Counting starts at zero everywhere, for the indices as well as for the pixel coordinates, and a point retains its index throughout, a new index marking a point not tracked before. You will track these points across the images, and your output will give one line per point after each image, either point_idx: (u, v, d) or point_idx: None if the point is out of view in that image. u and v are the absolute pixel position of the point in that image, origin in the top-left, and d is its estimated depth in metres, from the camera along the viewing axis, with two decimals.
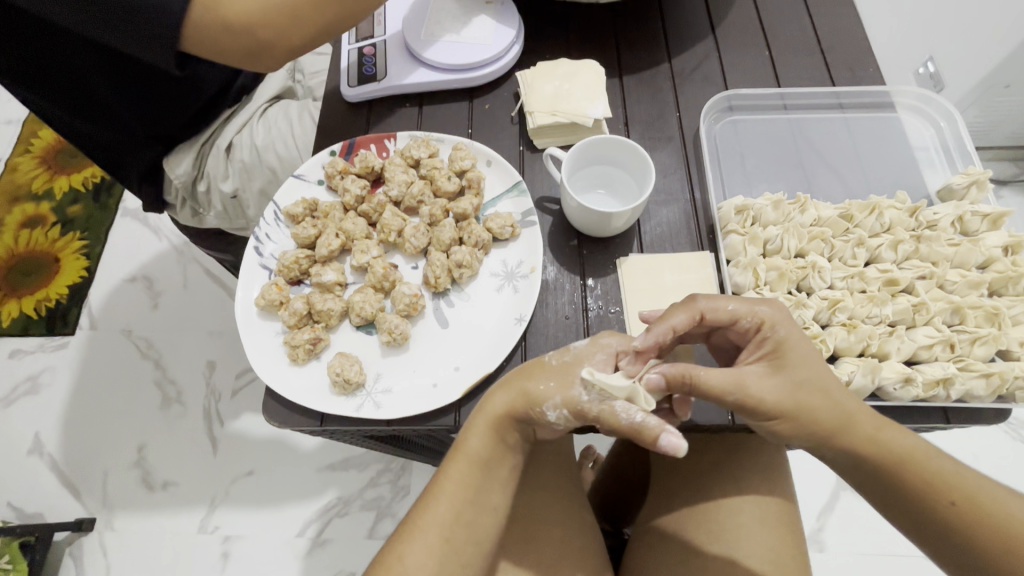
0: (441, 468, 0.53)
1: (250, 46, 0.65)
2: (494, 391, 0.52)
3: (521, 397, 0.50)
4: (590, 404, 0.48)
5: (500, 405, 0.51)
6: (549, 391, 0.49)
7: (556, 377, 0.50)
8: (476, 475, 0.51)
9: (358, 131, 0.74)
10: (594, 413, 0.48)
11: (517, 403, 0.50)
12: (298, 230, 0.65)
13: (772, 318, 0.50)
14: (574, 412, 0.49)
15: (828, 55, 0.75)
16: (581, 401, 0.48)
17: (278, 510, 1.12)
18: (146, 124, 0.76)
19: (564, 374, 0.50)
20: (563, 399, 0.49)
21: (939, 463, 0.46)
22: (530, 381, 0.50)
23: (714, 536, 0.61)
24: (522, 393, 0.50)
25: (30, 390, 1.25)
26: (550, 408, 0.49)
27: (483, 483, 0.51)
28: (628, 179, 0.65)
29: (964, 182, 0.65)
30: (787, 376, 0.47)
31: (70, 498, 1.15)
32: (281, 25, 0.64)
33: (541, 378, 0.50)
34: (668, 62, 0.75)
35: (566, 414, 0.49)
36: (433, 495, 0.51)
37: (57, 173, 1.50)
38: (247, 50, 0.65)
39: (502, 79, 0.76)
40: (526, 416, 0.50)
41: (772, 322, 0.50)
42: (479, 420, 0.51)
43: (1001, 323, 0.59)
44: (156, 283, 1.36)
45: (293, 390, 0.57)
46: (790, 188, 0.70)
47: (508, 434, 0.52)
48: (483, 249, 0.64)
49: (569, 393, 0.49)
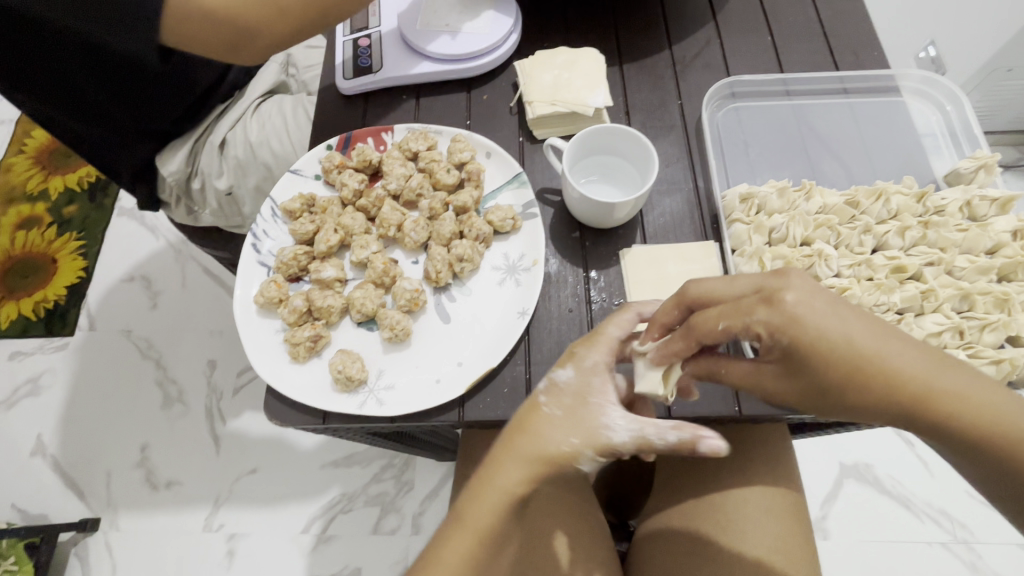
0: (444, 537, 0.48)
1: (229, 39, 0.63)
2: (501, 466, 0.47)
3: (541, 463, 0.46)
4: (624, 443, 0.45)
5: (516, 478, 0.47)
6: (574, 450, 0.45)
7: (574, 432, 0.46)
8: (486, 545, 0.47)
9: (355, 124, 0.73)
10: (629, 450, 0.45)
11: (536, 470, 0.46)
12: (296, 226, 0.64)
13: (776, 324, 0.41)
14: (606, 455, 0.45)
15: (831, 39, 0.73)
16: (613, 442, 0.45)
17: (282, 508, 1.12)
18: (137, 121, 0.75)
19: (581, 425, 0.46)
20: (593, 449, 0.45)
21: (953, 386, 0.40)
22: (546, 444, 0.46)
23: (721, 527, 0.61)
24: (538, 457, 0.46)
25: (31, 391, 1.24)
26: (583, 461, 0.46)
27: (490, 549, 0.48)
28: (628, 167, 0.64)
29: (971, 166, 0.64)
30: (809, 380, 0.43)
31: (74, 499, 1.15)
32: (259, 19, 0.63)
33: (559, 436, 0.46)
34: (668, 50, 0.74)
35: (599, 460, 0.45)
36: (436, 563, 0.47)
37: (52, 173, 1.48)
38: (229, 42, 0.64)
39: (500, 69, 0.74)
40: (552, 473, 0.47)
41: (774, 329, 0.41)
42: (490, 494, 0.47)
43: (1011, 309, 0.58)
44: (155, 282, 1.35)
45: (294, 388, 0.57)
46: (794, 176, 0.69)
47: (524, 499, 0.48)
48: (484, 242, 0.63)
49: (597, 440, 0.45)
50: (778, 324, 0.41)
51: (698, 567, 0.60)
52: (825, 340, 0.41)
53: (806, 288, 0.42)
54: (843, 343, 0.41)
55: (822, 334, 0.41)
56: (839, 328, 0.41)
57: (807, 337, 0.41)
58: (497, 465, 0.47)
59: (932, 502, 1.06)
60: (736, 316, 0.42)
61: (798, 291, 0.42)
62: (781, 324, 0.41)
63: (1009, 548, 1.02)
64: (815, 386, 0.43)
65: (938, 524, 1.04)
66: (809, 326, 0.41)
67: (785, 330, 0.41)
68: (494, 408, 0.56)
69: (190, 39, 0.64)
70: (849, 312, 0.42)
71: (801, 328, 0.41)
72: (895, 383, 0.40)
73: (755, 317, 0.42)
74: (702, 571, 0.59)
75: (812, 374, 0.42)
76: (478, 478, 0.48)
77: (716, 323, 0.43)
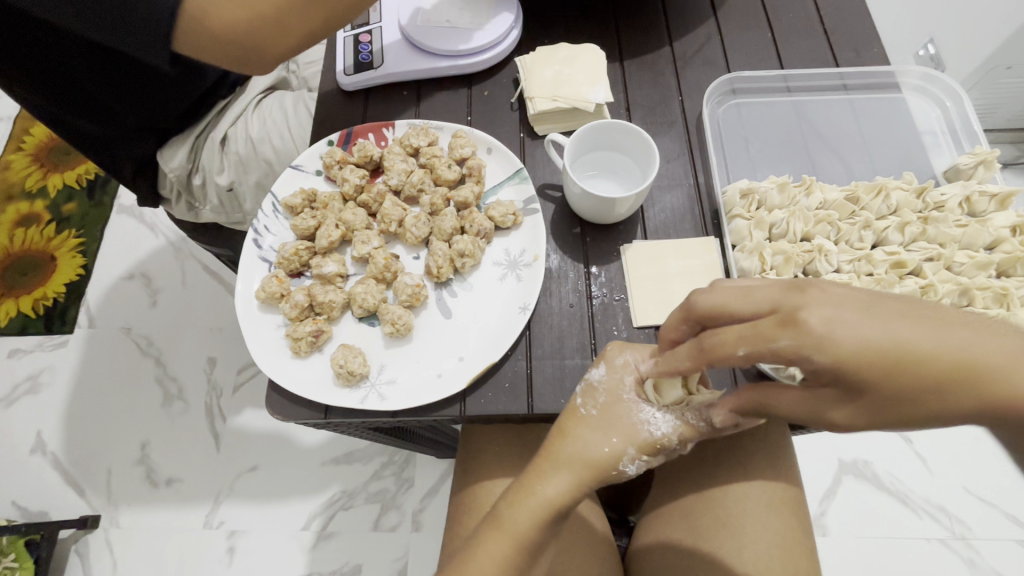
0: (479, 540, 0.48)
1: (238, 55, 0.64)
2: (546, 477, 0.48)
3: (585, 469, 0.48)
4: (669, 436, 0.47)
5: (563, 487, 0.47)
6: (617, 450, 0.48)
7: (615, 433, 0.48)
8: (522, 554, 0.47)
9: (356, 120, 0.73)
10: (675, 441, 0.48)
11: (580, 476, 0.48)
12: (297, 221, 0.64)
13: (807, 347, 0.34)
14: (653, 452, 0.48)
15: (831, 35, 0.74)
16: (654, 438, 0.48)
17: (282, 505, 1.12)
18: (137, 118, 0.75)
19: (622, 426, 0.48)
20: (637, 449, 0.48)
21: None
22: (590, 450, 0.48)
23: (720, 522, 0.61)
24: (584, 466, 0.48)
25: (31, 388, 1.24)
26: (628, 462, 0.48)
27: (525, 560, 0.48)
28: (628, 163, 0.64)
29: (971, 162, 0.65)
30: (874, 400, 0.35)
31: (74, 496, 1.15)
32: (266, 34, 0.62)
33: (601, 441, 0.48)
34: (669, 46, 0.74)
35: (646, 459, 0.48)
36: (473, 570, 0.47)
37: (51, 171, 1.48)
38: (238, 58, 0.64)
39: (501, 65, 0.74)
40: (602, 482, 0.48)
41: (806, 352, 0.34)
42: (534, 505, 0.47)
43: (1010, 304, 0.58)
44: (155, 280, 1.35)
45: (296, 382, 0.57)
46: (794, 172, 0.69)
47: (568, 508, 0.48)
48: (485, 238, 0.63)
49: (640, 440, 0.48)
50: (809, 347, 0.34)
51: (698, 562, 0.60)
52: (873, 351, 0.34)
53: (831, 300, 0.35)
54: (899, 350, 0.33)
55: (868, 348, 0.34)
56: (887, 334, 0.34)
57: (851, 354, 0.34)
58: (542, 477, 0.48)
59: (931, 499, 1.06)
60: (757, 340, 0.35)
61: (821, 305, 0.35)
62: (811, 346, 0.34)
63: (1007, 544, 1.02)
64: (883, 404, 0.35)
65: (936, 521, 1.05)
66: (848, 342, 0.34)
67: (820, 351, 0.34)
68: (496, 403, 0.57)
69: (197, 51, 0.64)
70: (891, 314, 0.34)
71: (840, 345, 0.34)
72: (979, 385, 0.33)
73: (777, 342, 0.35)
74: (701, 566, 0.60)
75: (871, 391, 0.35)
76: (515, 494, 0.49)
77: (733, 349, 0.36)
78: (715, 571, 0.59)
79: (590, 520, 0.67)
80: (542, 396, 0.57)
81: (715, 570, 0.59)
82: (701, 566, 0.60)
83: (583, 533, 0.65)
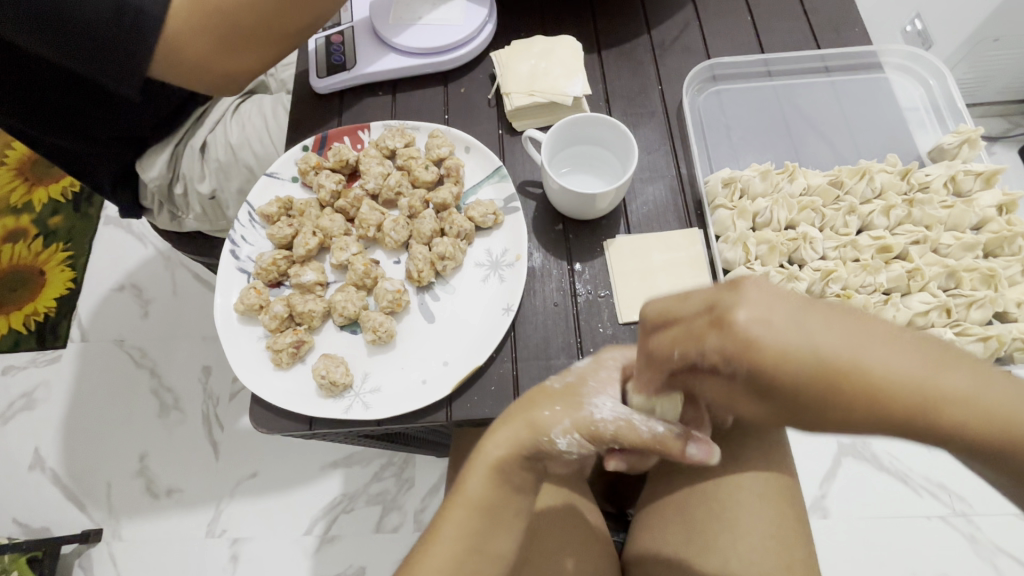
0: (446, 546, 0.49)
1: (227, 72, 0.65)
2: (490, 436, 0.49)
3: (526, 428, 0.47)
4: (606, 424, 0.46)
5: (499, 447, 0.48)
6: (555, 417, 0.47)
7: (562, 403, 0.48)
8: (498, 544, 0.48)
9: (332, 123, 0.72)
10: (611, 433, 0.46)
11: (521, 435, 0.47)
12: (273, 230, 0.63)
13: (732, 352, 0.29)
14: (586, 435, 0.47)
15: (811, 16, 0.72)
16: (595, 419, 0.46)
17: (285, 510, 1.12)
18: (109, 129, 0.73)
19: (572, 399, 0.48)
20: (572, 422, 0.47)
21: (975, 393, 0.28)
22: (536, 411, 0.48)
23: (715, 514, 0.60)
24: (526, 426, 0.48)
25: (26, 405, 1.23)
26: (560, 434, 0.46)
27: (498, 543, 0.48)
28: (610, 156, 0.63)
29: (954, 142, 0.63)
30: (778, 405, 0.30)
31: (75, 511, 1.15)
32: (246, 46, 0.63)
33: (546, 405, 0.48)
34: (646, 34, 0.73)
35: (578, 439, 0.47)
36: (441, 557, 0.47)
37: (35, 184, 1.46)
38: (222, 74, 0.65)
39: (477, 61, 0.73)
40: (534, 452, 0.48)
41: (729, 357, 0.29)
42: (477, 465, 0.48)
43: (998, 285, 0.58)
44: (145, 291, 1.34)
45: (278, 394, 0.56)
46: (778, 158, 0.68)
47: (528, 482, 0.49)
48: (466, 239, 0.62)
49: (579, 417, 0.47)
50: (735, 351, 0.29)
51: (697, 554, 0.60)
52: (791, 361, 0.28)
53: (765, 301, 0.28)
54: (811, 360, 0.28)
55: (788, 357, 0.28)
56: (809, 341, 0.28)
57: (769, 365, 0.28)
58: (486, 435, 0.49)
59: (930, 477, 1.06)
60: (689, 344, 0.31)
61: (754, 303, 0.28)
62: (736, 350, 0.29)
63: (1007, 519, 1.03)
64: (802, 415, 0.30)
65: (937, 498, 1.05)
66: (771, 348, 0.28)
67: (742, 357, 0.28)
68: (482, 407, 0.56)
69: (185, 77, 0.64)
70: (819, 314, 0.28)
71: (763, 355, 0.28)
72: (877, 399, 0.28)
73: (705, 344, 0.30)
74: (700, 558, 0.59)
75: (792, 401, 0.29)
76: (468, 462, 0.50)
77: (670, 350, 0.33)
78: (712, 564, 0.59)
79: (588, 515, 0.66)
80: None
81: (711, 562, 0.59)
82: (700, 559, 0.59)
83: (582, 530, 0.65)
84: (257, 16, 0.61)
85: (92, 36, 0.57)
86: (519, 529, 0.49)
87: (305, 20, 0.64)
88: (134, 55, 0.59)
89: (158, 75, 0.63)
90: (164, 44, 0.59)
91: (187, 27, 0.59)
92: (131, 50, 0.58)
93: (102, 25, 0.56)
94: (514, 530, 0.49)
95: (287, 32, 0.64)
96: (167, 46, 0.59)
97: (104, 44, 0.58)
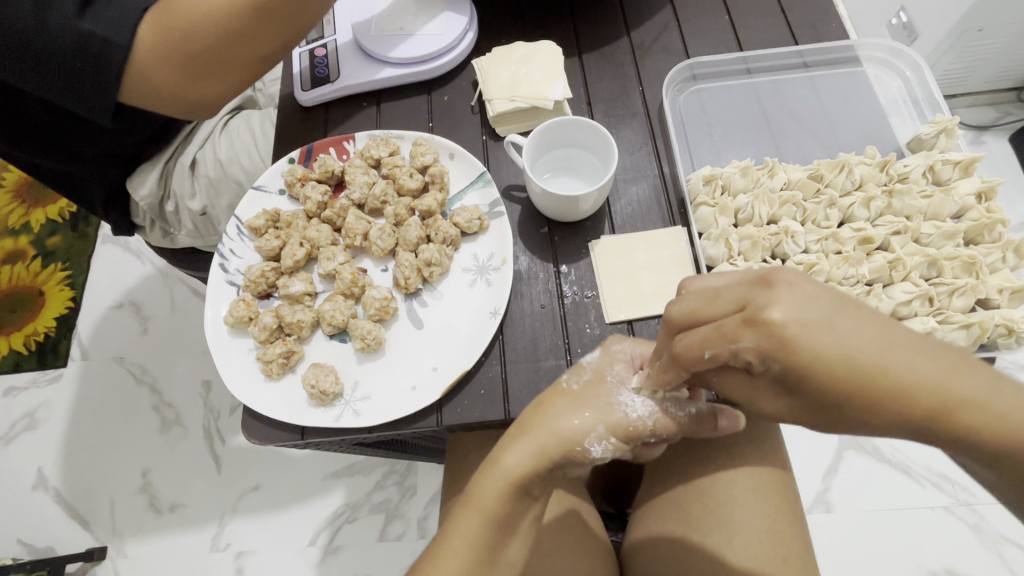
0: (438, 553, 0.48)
1: (203, 98, 0.66)
2: (509, 447, 0.48)
3: (551, 440, 0.48)
4: (643, 421, 0.49)
5: (521, 458, 0.47)
6: (586, 426, 0.48)
7: (588, 409, 0.49)
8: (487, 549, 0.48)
9: (318, 136, 0.72)
10: (648, 428, 0.49)
11: (545, 448, 0.47)
12: (261, 242, 0.63)
13: (768, 348, 0.32)
14: (622, 437, 0.49)
15: (789, 14, 0.73)
16: (631, 420, 0.48)
17: (288, 521, 1.12)
18: (95, 148, 0.74)
19: (597, 403, 0.49)
20: (606, 429, 0.48)
21: (972, 388, 0.32)
22: (559, 420, 0.48)
23: (710, 510, 0.61)
24: (551, 437, 0.48)
25: (28, 426, 1.24)
26: (594, 442, 0.48)
27: (490, 549, 0.48)
28: (590, 158, 0.64)
29: (931, 132, 0.64)
30: (803, 400, 0.35)
31: (79, 529, 1.15)
32: (222, 71, 0.64)
33: (573, 413, 0.48)
34: (627, 36, 0.74)
35: (614, 443, 0.48)
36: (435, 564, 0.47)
37: (33, 206, 1.47)
38: (200, 101, 0.66)
39: (459, 69, 0.74)
40: (561, 460, 0.48)
41: (766, 353, 0.32)
42: (496, 478, 0.47)
43: (979, 273, 0.58)
44: (144, 307, 1.35)
45: (268, 405, 0.56)
46: (758, 154, 0.69)
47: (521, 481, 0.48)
48: (452, 245, 0.62)
49: (613, 421, 0.48)
50: (770, 348, 0.32)
51: (692, 553, 0.59)
52: (829, 361, 0.31)
53: (797, 297, 0.32)
54: (842, 360, 0.32)
55: (819, 358, 0.31)
56: (838, 341, 0.32)
57: (806, 361, 0.32)
58: (505, 448, 0.48)
59: (932, 466, 1.06)
60: (718, 342, 0.34)
61: (787, 303, 0.32)
62: (772, 347, 0.32)
63: None
64: (816, 408, 0.34)
65: (940, 489, 1.04)
66: (808, 348, 0.31)
67: (779, 354, 0.32)
68: (472, 411, 0.56)
69: (156, 103, 0.65)
70: (847, 314, 0.32)
71: (798, 350, 0.32)
72: (896, 397, 0.32)
73: (740, 342, 0.33)
74: (696, 557, 0.59)
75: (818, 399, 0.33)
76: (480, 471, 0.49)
77: (699, 351, 0.35)
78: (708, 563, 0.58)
79: (587, 515, 0.67)
80: (518, 400, 0.56)
81: (706, 561, 0.58)
82: (695, 556, 0.59)
83: (583, 533, 0.64)
84: (233, 39, 0.61)
85: (65, 66, 0.59)
86: (511, 527, 0.49)
87: (275, 42, 0.64)
88: (104, 78, 0.60)
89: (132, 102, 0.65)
90: (135, 70, 0.60)
91: (152, 57, 0.60)
92: (99, 80, 0.60)
93: (71, 57, 0.58)
94: (509, 534, 0.49)
95: (262, 56, 0.65)
96: (136, 76, 0.61)
97: (75, 74, 0.60)
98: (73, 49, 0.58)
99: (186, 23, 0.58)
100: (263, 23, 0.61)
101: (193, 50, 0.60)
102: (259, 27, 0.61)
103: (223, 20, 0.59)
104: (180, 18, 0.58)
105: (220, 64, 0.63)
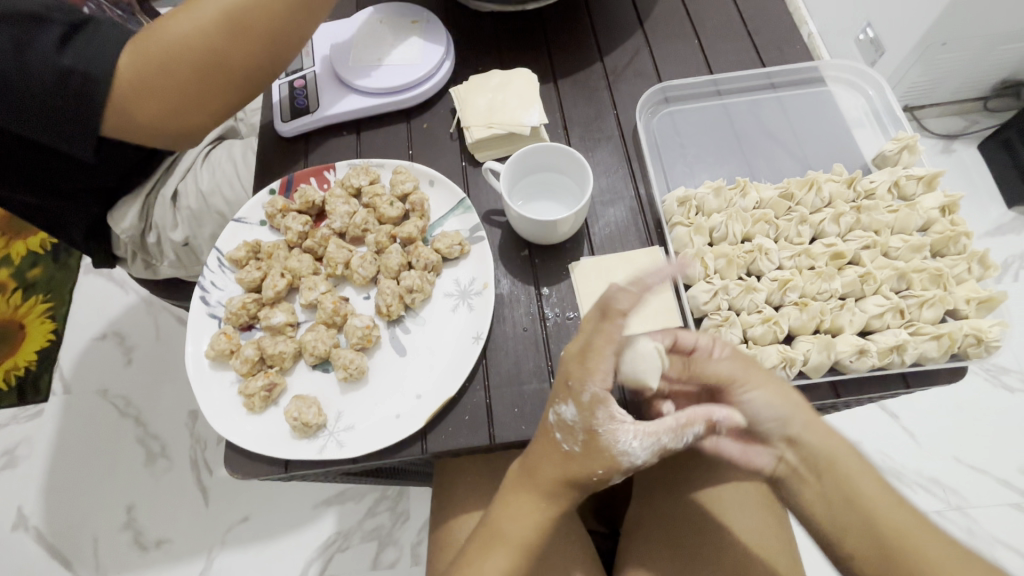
0: None
1: (187, 128, 0.66)
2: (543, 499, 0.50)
3: (574, 482, 0.50)
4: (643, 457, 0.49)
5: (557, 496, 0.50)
6: (605, 473, 0.49)
7: (598, 463, 0.48)
8: None
9: (299, 165, 0.73)
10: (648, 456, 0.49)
11: (571, 488, 0.50)
12: (242, 274, 0.63)
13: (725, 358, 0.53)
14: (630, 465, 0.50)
15: (755, 37, 0.76)
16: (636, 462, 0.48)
17: (278, 553, 1.10)
18: (74, 181, 0.74)
19: (602, 456, 0.48)
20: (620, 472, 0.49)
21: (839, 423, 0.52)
22: (579, 473, 0.49)
23: (699, 528, 0.60)
24: (571, 484, 0.50)
25: (8, 464, 1.21)
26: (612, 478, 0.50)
27: None
28: (566, 181, 0.65)
29: (895, 148, 0.66)
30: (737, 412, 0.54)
31: (61, 569, 1.12)
32: (204, 99, 0.64)
33: (589, 468, 0.48)
34: (600, 62, 0.76)
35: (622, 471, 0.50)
36: None
37: (14, 239, 1.46)
38: (184, 132, 0.66)
39: (437, 97, 0.75)
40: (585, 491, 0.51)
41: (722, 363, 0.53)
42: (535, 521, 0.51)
43: (946, 284, 0.60)
44: (128, 338, 1.33)
45: (250, 439, 0.56)
46: (731, 173, 0.70)
47: None
48: (433, 270, 0.63)
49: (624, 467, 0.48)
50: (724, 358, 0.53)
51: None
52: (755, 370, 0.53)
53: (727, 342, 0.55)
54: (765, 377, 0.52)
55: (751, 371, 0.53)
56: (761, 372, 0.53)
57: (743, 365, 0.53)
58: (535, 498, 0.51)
59: (922, 471, 1.07)
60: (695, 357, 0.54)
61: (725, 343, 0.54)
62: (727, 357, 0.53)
63: (1001, 509, 1.04)
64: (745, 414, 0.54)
65: (931, 493, 1.05)
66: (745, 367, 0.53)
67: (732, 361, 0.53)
68: (457, 437, 0.56)
69: (138, 137, 0.65)
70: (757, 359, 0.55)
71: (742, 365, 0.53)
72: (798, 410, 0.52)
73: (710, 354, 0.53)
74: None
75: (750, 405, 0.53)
76: (516, 521, 0.51)
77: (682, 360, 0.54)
78: None
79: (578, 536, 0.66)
80: (502, 424, 0.56)
81: None
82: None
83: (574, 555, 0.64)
84: (212, 64, 0.62)
85: (44, 102, 0.59)
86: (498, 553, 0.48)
87: (254, 68, 0.65)
88: (84, 112, 0.61)
89: (111, 137, 0.65)
90: (115, 103, 0.61)
91: (133, 88, 0.60)
92: (79, 114, 0.61)
93: (50, 93, 0.59)
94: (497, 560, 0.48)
95: (244, 85, 0.66)
96: (117, 108, 0.61)
97: (55, 110, 0.60)
98: (53, 87, 0.58)
99: (164, 50, 0.60)
100: (239, 44, 0.62)
101: (172, 78, 0.61)
102: (236, 50, 0.63)
103: (200, 44, 0.61)
104: (164, 47, 0.59)
105: (202, 92, 0.63)
